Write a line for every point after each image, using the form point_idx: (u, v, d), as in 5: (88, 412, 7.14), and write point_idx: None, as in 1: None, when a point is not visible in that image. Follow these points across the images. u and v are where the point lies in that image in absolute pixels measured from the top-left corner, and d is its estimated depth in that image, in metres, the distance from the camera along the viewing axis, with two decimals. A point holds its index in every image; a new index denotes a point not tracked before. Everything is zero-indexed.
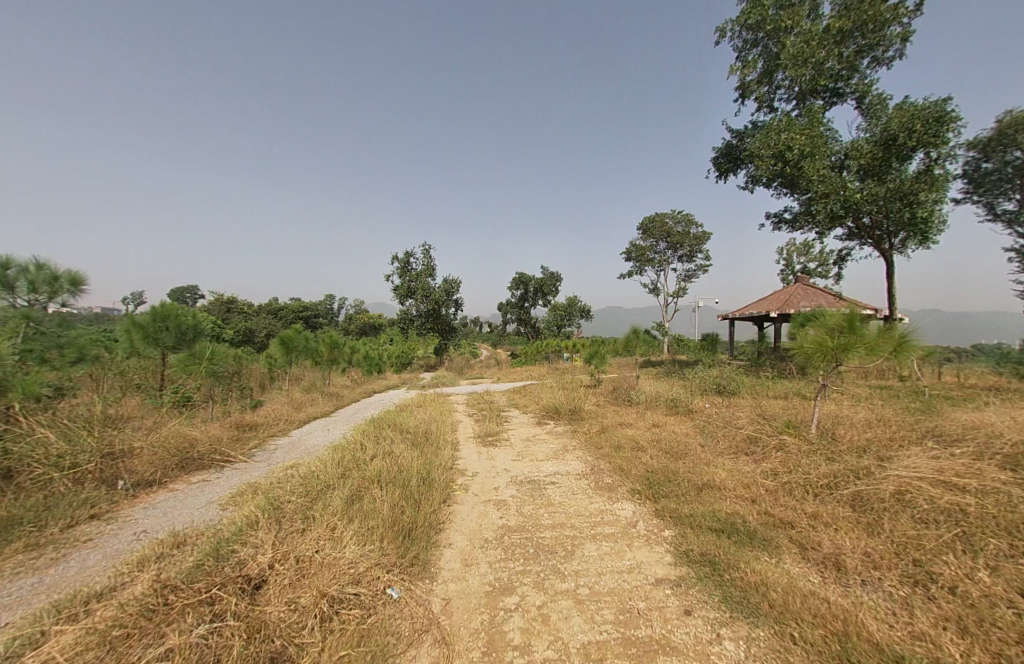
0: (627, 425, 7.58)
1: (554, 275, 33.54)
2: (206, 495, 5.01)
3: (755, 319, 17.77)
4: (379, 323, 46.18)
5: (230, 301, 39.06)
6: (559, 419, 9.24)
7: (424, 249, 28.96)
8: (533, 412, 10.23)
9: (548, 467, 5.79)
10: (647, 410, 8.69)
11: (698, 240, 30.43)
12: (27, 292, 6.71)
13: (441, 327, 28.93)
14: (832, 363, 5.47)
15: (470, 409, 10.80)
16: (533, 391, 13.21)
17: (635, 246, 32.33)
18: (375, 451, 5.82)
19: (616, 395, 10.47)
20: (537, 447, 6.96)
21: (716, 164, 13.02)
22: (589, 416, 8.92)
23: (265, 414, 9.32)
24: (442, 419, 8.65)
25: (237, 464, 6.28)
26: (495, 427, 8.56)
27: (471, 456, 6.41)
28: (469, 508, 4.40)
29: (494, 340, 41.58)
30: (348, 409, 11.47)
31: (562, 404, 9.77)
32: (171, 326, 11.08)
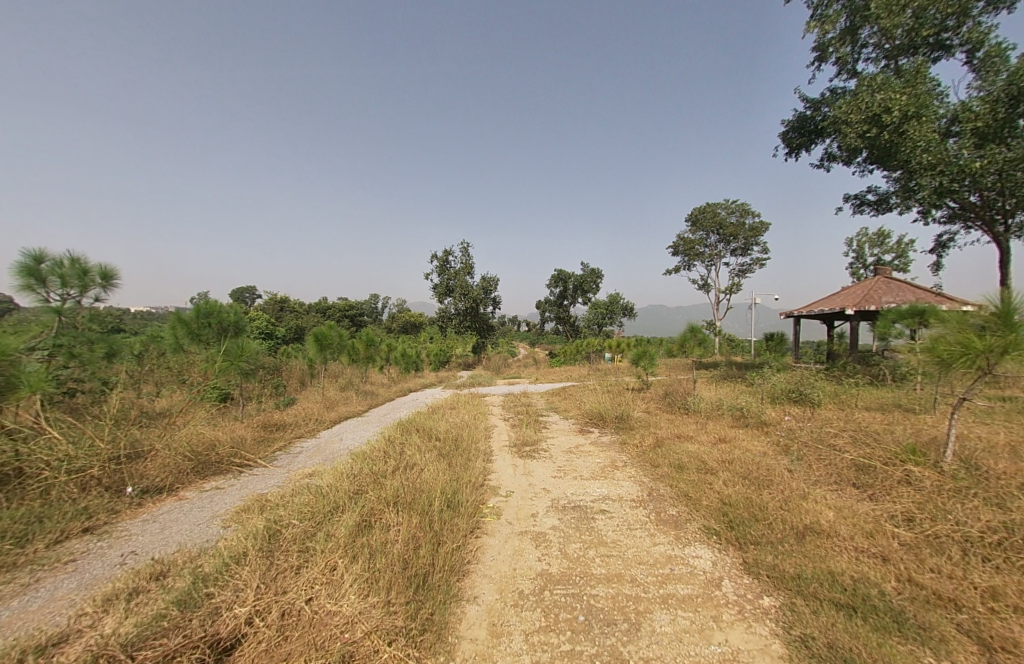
0: (687, 439, 6.52)
1: (596, 272, 32.21)
2: (212, 507, 4.52)
3: (826, 317, 15.82)
4: (419, 321, 46.55)
5: (281, 300, 40.63)
6: (604, 428, 8.26)
7: (462, 246, 28.59)
8: (576, 417, 9.31)
9: (595, 490, 4.87)
10: (708, 420, 7.54)
11: (754, 232, 28.13)
12: (59, 287, 6.50)
13: (479, 325, 28.43)
14: (978, 372, 4.14)
15: (506, 412, 10.01)
16: (575, 394, 12.24)
17: (684, 240, 30.40)
18: (397, 464, 5.15)
19: (668, 402, 9.32)
20: (580, 462, 6.04)
21: (786, 140, 11.79)
22: (639, 425, 7.89)
23: (293, 413, 8.95)
24: (475, 424, 7.90)
25: (254, 469, 5.84)
26: (532, 434, 7.72)
27: (505, 471, 5.60)
28: (502, 544, 3.60)
29: (534, 338, 40.71)
30: (381, 409, 11.00)
31: (607, 410, 8.78)
32: (214, 323, 11.19)
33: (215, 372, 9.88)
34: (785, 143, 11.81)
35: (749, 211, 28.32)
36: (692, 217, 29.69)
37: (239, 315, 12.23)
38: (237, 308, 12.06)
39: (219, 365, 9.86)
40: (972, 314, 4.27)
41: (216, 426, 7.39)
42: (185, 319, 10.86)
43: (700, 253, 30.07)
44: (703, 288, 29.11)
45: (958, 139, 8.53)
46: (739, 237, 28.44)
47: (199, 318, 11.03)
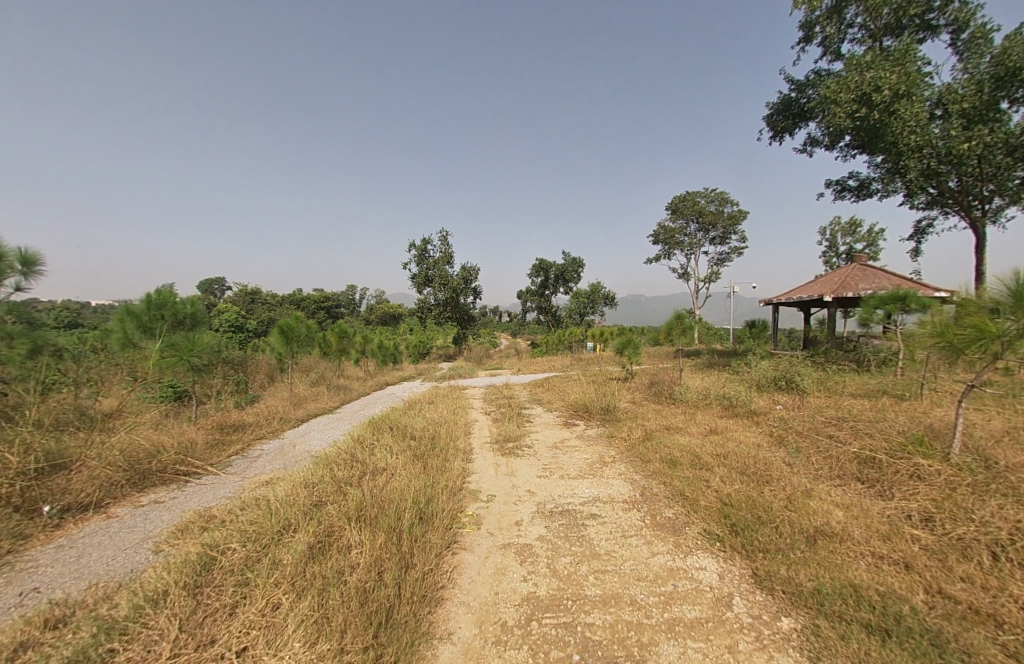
0: (678, 431, 6.19)
1: (577, 261, 31.88)
2: (148, 525, 3.93)
3: (805, 304, 15.89)
4: (398, 312, 45.48)
5: (252, 292, 38.95)
6: (590, 420, 7.89)
7: (440, 235, 27.78)
8: (559, 409, 8.92)
9: (584, 491, 4.47)
10: (697, 411, 7.25)
11: (733, 221, 28.27)
12: None
13: (459, 316, 27.80)
14: (990, 358, 3.90)
15: (487, 405, 9.55)
16: (558, 385, 11.88)
17: (664, 228, 30.34)
18: (365, 469, 4.62)
19: (654, 392, 9.03)
20: (566, 458, 5.64)
21: (771, 123, 11.56)
22: (626, 417, 7.55)
23: (256, 412, 8.27)
24: (453, 420, 7.40)
25: (204, 477, 5.22)
26: (515, 429, 7.28)
27: (486, 472, 5.15)
28: (482, 560, 3.16)
29: (514, 329, 40.28)
30: (354, 404, 10.37)
31: (593, 401, 8.41)
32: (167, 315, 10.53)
33: (161, 366, 8.96)
34: (769, 127, 11.57)
35: (728, 199, 28.45)
36: (672, 205, 29.62)
37: (194, 309, 11.39)
38: (192, 300, 11.49)
39: (166, 358, 8.95)
40: (983, 298, 4.02)
41: (165, 428, 6.69)
42: (134, 310, 10.09)
43: (680, 242, 30.10)
44: (682, 277, 29.18)
45: (944, 122, 8.40)
46: (718, 225, 28.56)
47: (150, 309, 10.33)
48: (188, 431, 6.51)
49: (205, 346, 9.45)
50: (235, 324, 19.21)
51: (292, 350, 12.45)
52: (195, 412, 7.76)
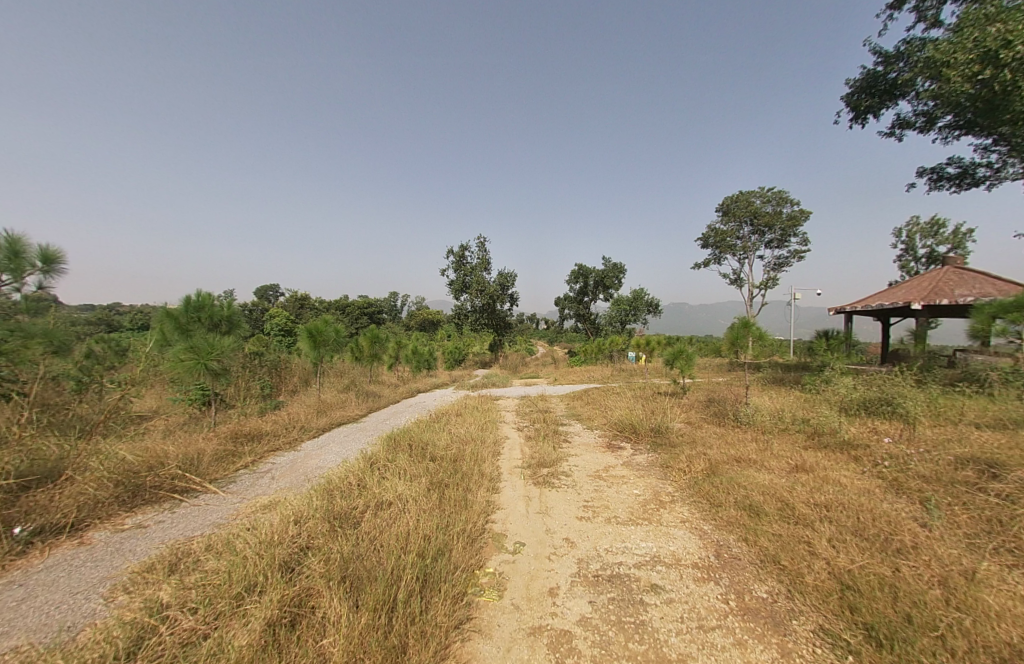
0: (751, 465, 5.05)
1: (619, 266, 30.54)
2: (115, 559, 3.35)
3: (885, 312, 13.93)
4: (437, 318, 45.62)
5: (301, 298, 40.32)
6: (638, 443, 6.84)
7: (478, 241, 27.39)
8: (602, 427, 7.91)
9: (639, 544, 3.50)
10: (770, 438, 6.03)
11: (792, 223, 26.11)
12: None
13: (496, 323, 27.16)
14: None
15: (521, 420, 8.66)
16: (599, 398, 10.84)
17: (715, 231, 28.48)
18: (370, 500, 3.88)
19: (714, 412, 7.83)
20: (613, 493, 4.66)
21: (851, 103, 10.11)
22: (683, 442, 6.44)
23: (277, 419, 7.84)
24: (481, 437, 6.59)
25: (201, 496, 4.67)
26: (551, 450, 6.36)
27: (515, 508, 4.28)
28: (503, 656, 2.30)
29: (552, 336, 39.22)
30: (381, 413, 9.80)
31: (642, 421, 7.34)
32: (204, 317, 10.69)
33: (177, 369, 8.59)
34: (849, 107, 10.11)
35: (787, 198, 26.33)
36: (723, 206, 27.83)
37: (231, 312, 11.41)
38: (230, 302, 11.62)
39: (182, 363, 8.58)
40: None
41: (178, 436, 6.31)
42: (173, 312, 10.27)
43: (732, 246, 28.13)
44: (734, 283, 27.16)
45: None
46: (775, 228, 26.47)
47: (189, 311, 10.48)
48: (198, 440, 6.07)
49: (222, 350, 9.03)
50: (280, 328, 19.61)
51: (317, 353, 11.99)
52: (213, 418, 7.40)
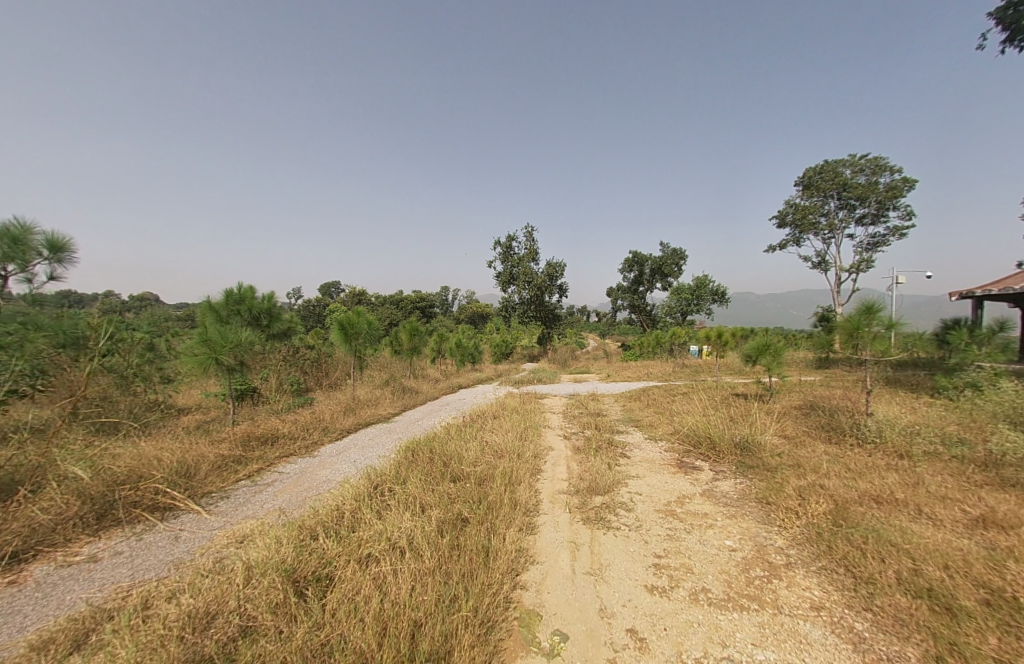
0: (900, 518, 3.52)
1: (679, 253, 28.10)
2: (31, 620, 2.61)
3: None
4: (487, 312, 45.18)
5: (359, 293, 41.40)
6: (719, 464, 5.38)
7: (526, 232, 26.29)
8: (668, 438, 6.53)
9: (752, 657, 2.27)
10: (917, 471, 4.37)
11: (892, 193, 22.66)
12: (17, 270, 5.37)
13: (545, 315, 25.88)
14: None
15: (570, 425, 7.42)
16: (663, 400, 9.34)
17: (795, 207, 25.50)
18: (356, 546, 2.87)
19: (818, 425, 6.14)
20: (696, 547, 3.34)
21: (1005, 20, 7.77)
22: (784, 468, 4.91)
23: (301, 415, 7.18)
24: (520, 449, 5.46)
25: (179, 517, 3.94)
26: (607, 469, 5.09)
27: (557, 561, 3.11)
28: None
29: (605, 330, 37.24)
30: (415, 412, 8.97)
31: (723, 434, 5.84)
32: (245, 310, 10.48)
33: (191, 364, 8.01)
34: (1001, 26, 7.80)
35: (884, 165, 22.89)
36: (802, 179, 24.84)
37: (270, 305, 11.11)
38: (270, 295, 11.40)
39: (194, 357, 8.05)
40: None
41: (189, 437, 5.75)
42: (214, 304, 10.11)
43: (815, 225, 24.90)
44: (817, 267, 23.96)
45: None
46: (869, 200, 23.12)
47: (229, 304, 10.28)
48: (205, 444, 5.44)
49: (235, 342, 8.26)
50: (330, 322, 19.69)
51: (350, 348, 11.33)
52: (235, 417, 6.89)
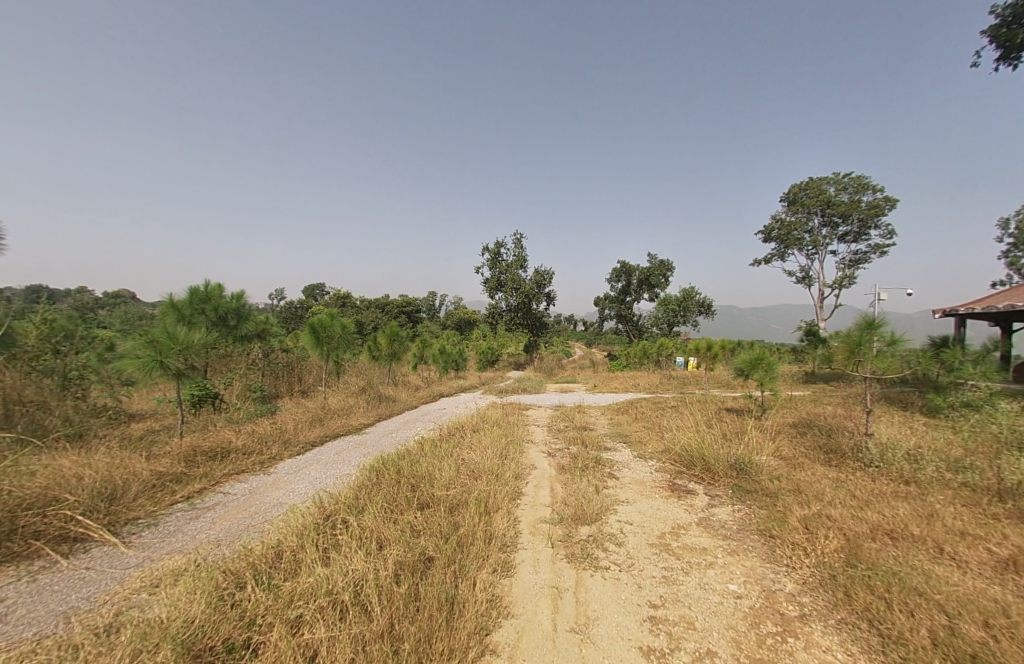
0: (920, 562, 3.15)
1: (666, 264, 28.12)
2: None
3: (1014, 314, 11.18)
4: (473, 318, 44.61)
5: (343, 296, 40.46)
6: (714, 487, 4.98)
7: (515, 239, 25.98)
8: (659, 456, 6.12)
9: None
10: (929, 501, 4.02)
11: (874, 211, 23.07)
12: None
13: (531, 323, 25.48)
14: None
15: (555, 440, 6.96)
16: (651, 413, 8.97)
17: (780, 222, 25.77)
18: (291, 605, 2.34)
19: (815, 445, 5.81)
20: (695, 593, 2.90)
21: (998, 38, 7.73)
22: (785, 494, 4.53)
23: (262, 425, 6.57)
24: (499, 468, 4.98)
25: (91, 551, 3.32)
26: (594, 492, 4.64)
27: (536, 614, 2.63)
28: None
29: (592, 339, 37.09)
30: (391, 422, 8.41)
31: (718, 453, 5.46)
32: (211, 309, 9.81)
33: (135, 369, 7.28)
34: (994, 44, 7.76)
35: (866, 184, 23.31)
36: (788, 194, 25.13)
37: (240, 305, 10.49)
38: (240, 294, 10.72)
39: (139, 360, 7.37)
40: None
41: (128, 450, 5.12)
42: (177, 302, 9.42)
43: (799, 240, 25.17)
44: (801, 282, 24.19)
45: None
46: (852, 217, 23.48)
47: (194, 303, 9.60)
48: (144, 460, 4.82)
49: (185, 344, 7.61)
50: None
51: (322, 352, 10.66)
52: (183, 427, 6.18)
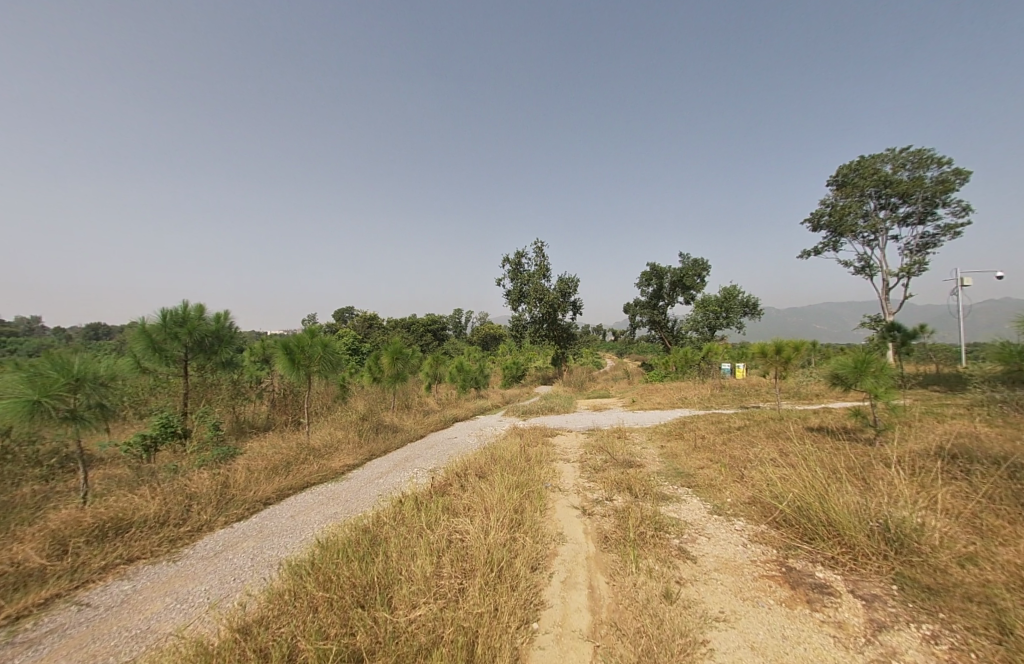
0: None
1: (702, 263, 25.75)
2: None
3: None
4: (499, 333, 43.16)
5: (368, 317, 39.83)
6: (864, 583, 3.01)
7: (536, 247, 24.22)
8: (750, 514, 4.13)
9: None
10: None
11: (944, 188, 20.11)
12: None
13: (559, 334, 23.50)
14: None
15: (590, 486, 5.05)
16: (716, 439, 6.92)
17: (831, 208, 23.12)
18: None
19: (1004, 496, 3.71)
20: None
21: None
22: (1014, 607, 2.53)
23: (203, 474, 4.98)
24: (508, 553, 3.18)
25: None
26: (664, 600, 2.79)
27: None
28: None
29: (623, 349, 34.82)
30: (383, 461, 6.74)
31: (854, 514, 3.47)
32: (186, 333, 8.29)
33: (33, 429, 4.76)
34: None
35: (931, 158, 20.48)
36: (838, 175, 22.50)
37: (219, 325, 8.83)
38: (224, 314, 9.16)
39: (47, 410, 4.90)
40: None
41: None
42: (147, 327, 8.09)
43: (855, 226, 22.38)
44: (860, 274, 21.46)
45: None
46: (916, 196, 20.61)
47: (166, 326, 8.18)
48: None
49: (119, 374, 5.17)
50: None
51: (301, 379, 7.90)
52: (84, 489, 4.38)
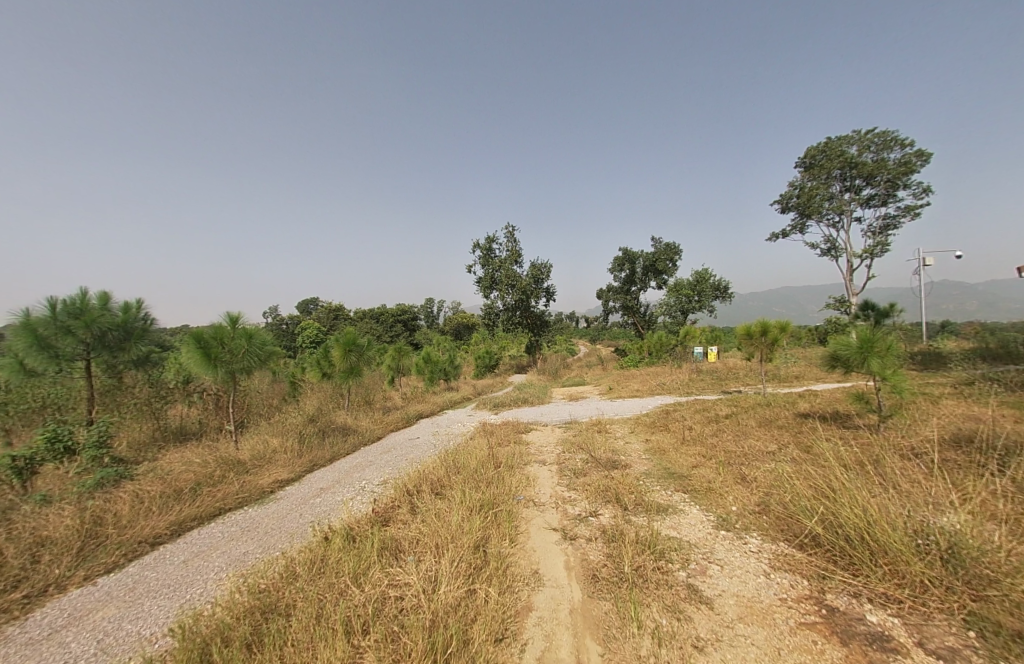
0: None
1: (674, 247, 25.41)
2: None
3: None
4: (472, 322, 41.94)
5: (333, 310, 37.91)
6: (932, 631, 2.28)
7: (505, 232, 23.24)
8: (765, 530, 3.37)
9: None
10: None
11: (905, 169, 20.34)
12: None
13: (532, 322, 22.64)
14: None
15: (571, 497, 4.18)
16: (706, 430, 6.20)
17: (798, 190, 23.13)
18: None
19: None
20: None
21: None
22: None
23: (70, 507, 3.80)
24: (462, 620, 2.27)
25: None
26: None
27: None
28: None
29: (597, 335, 34.49)
30: (326, 472, 5.69)
31: (903, 533, 2.75)
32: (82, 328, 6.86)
33: None
34: None
35: (893, 139, 20.68)
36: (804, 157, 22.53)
37: (127, 316, 7.46)
38: (134, 304, 7.70)
39: None
40: None
41: None
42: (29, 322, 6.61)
43: (821, 208, 22.49)
44: (826, 255, 21.65)
45: None
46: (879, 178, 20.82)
47: (55, 320, 6.72)
48: None
49: None
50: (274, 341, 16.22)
51: (223, 378, 6.67)
52: None
